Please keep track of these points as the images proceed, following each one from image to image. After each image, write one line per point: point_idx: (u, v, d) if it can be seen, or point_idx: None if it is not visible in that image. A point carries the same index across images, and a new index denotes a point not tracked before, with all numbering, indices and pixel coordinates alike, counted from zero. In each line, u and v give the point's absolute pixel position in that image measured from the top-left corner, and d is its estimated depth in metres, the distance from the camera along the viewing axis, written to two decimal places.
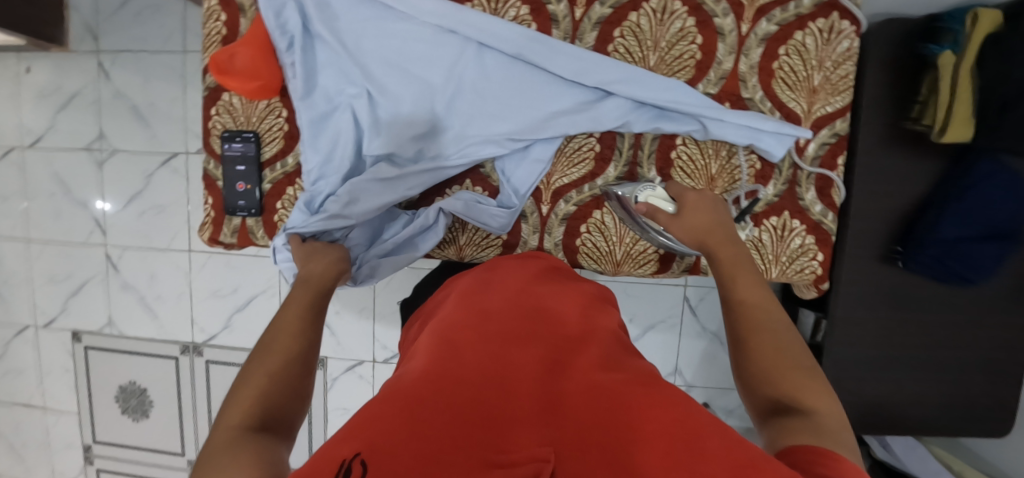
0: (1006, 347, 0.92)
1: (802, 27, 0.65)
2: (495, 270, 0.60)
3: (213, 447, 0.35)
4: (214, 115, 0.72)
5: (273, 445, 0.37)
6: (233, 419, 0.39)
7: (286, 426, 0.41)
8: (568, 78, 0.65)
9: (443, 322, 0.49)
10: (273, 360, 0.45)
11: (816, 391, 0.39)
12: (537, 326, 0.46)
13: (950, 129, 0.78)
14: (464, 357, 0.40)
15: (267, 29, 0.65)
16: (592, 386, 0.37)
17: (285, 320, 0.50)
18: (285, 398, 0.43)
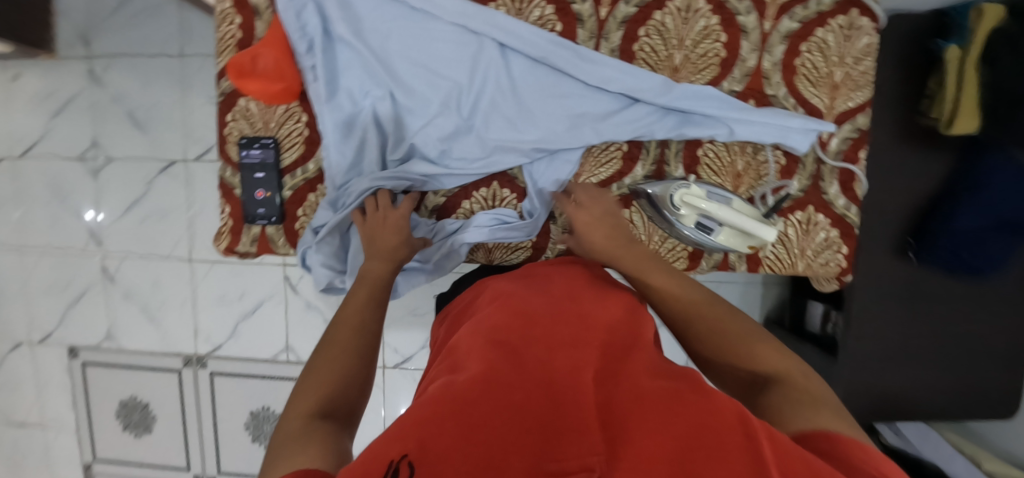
0: (1011, 331, 0.96)
1: (823, 24, 0.66)
2: (529, 270, 0.61)
3: (281, 438, 0.35)
4: (230, 121, 0.70)
5: (337, 433, 0.36)
6: (300, 410, 0.38)
7: (350, 415, 0.40)
8: (594, 84, 0.64)
9: (483, 319, 0.47)
10: (334, 358, 0.45)
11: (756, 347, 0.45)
12: (584, 324, 0.44)
13: (957, 122, 0.82)
14: (508, 352, 0.38)
15: (286, 30, 0.64)
16: (642, 391, 0.35)
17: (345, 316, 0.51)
18: (349, 390, 0.42)
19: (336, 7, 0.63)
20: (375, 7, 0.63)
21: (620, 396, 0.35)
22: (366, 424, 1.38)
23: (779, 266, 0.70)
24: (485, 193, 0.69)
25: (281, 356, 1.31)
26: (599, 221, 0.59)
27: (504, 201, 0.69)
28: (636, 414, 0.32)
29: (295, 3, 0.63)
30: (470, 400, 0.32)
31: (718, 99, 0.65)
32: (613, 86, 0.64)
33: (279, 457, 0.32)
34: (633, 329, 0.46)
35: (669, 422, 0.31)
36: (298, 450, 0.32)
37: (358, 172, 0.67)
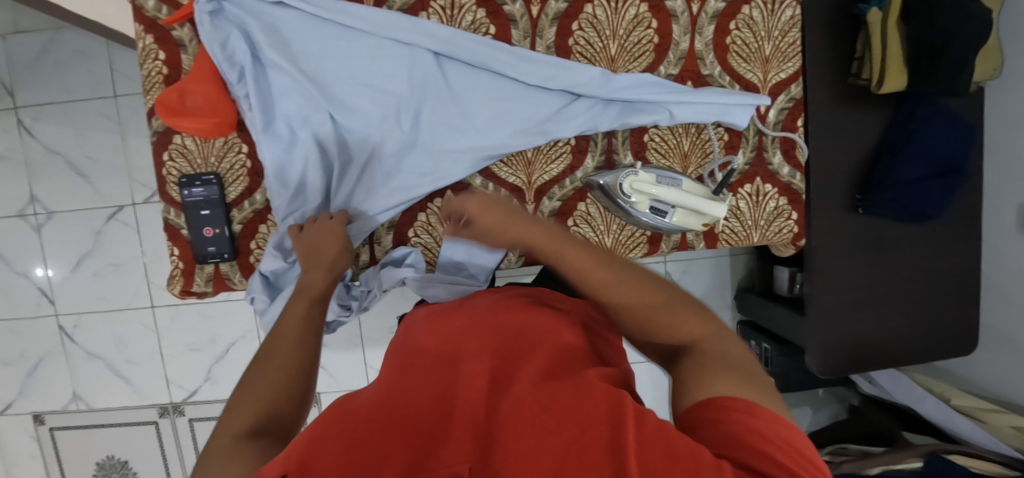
0: (961, 271, 1.01)
1: (747, 1, 0.68)
2: (462, 300, 0.60)
3: (212, 455, 0.34)
4: (167, 161, 0.67)
5: (277, 448, 0.35)
6: (234, 424, 0.37)
7: (289, 432, 0.39)
8: (535, 84, 0.65)
9: (403, 355, 0.48)
10: (272, 374, 0.43)
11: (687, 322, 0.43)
12: (497, 341, 0.45)
13: (886, 79, 0.86)
14: (411, 386, 0.40)
15: (215, 61, 0.62)
16: (529, 394, 0.35)
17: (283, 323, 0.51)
18: (287, 406, 0.41)
19: (264, 30, 0.61)
20: (304, 26, 0.62)
21: (508, 400, 0.35)
22: None
23: (735, 239, 0.71)
24: (441, 203, 0.69)
25: None
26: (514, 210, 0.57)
27: None
28: (517, 419, 0.33)
29: (219, 32, 0.61)
30: (356, 426, 0.33)
31: (657, 85, 0.66)
32: (554, 83, 0.65)
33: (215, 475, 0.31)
34: (547, 333, 0.47)
35: (548, 418, 0.32)
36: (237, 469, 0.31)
37: (306, 198, 0.66)
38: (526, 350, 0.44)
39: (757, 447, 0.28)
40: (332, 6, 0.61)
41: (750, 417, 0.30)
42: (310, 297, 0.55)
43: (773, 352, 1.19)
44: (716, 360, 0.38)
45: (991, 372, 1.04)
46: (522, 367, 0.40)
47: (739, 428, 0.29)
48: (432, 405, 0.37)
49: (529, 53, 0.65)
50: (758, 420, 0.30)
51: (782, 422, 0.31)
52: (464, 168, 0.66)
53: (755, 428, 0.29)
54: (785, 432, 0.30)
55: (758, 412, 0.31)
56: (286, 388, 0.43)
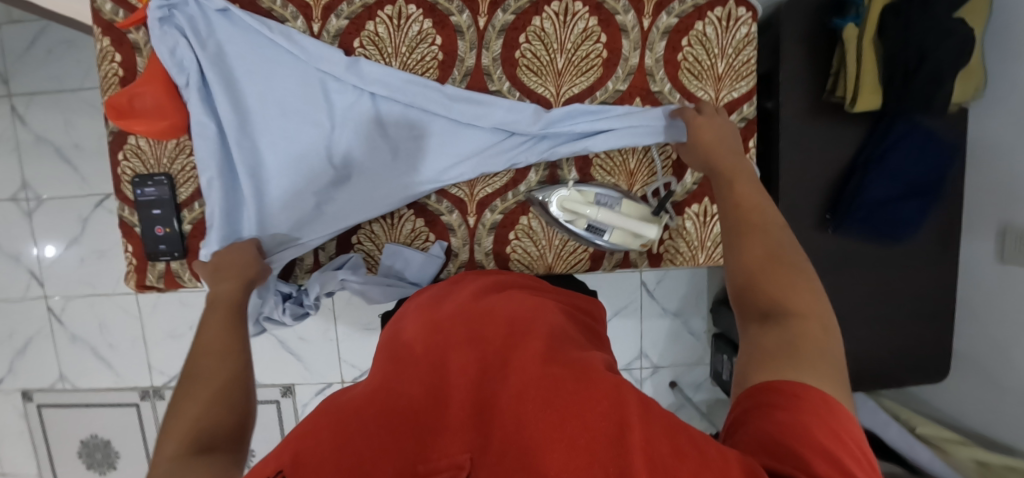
0: (936, 297, 0.98)
1: (701, 17, 0.67)
2: (448, 287, 0.61)
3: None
4: (121, 160, 0.69)
5: (219, 464, 0.35)
6: (169, 449, 0.36)
7: (233, 440, 0.40)
8: (465, 122, 0.67)
9: (396, 349, 0.48)
10: (206, 389, 0.43)
11: (803, 298, 0.42)
12: (490, 329, 0.45)
13: (860, 98, 0.84)
14: (405, 377, 0.40)
15: (165, 68, 0.64)
16: (525, 378, 0.35)
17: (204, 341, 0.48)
18: (226, 417, 0.41)
19: (206, 54, 0.63)
20: (247, 55, 0.65)
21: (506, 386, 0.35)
22: None
23: (681, 259, 0.71)
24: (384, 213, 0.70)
25: None
26: (715, 132, 0.61)
27: (403, 218, 0.70)
28: (515, 405, 0.32)
29: (167, 39, 0.62)
30: (351, 415, 0.33)
31: (588, 113, 0.67)
32: (484, 119, 0.66)
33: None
34: (537, 320, 0.47)
35: (545, 410, 0.31)
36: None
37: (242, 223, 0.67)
38: (519, 337, 0.43)
39: (835, 451, 0.28)
40: (279, 31, 0.64)
41: (825, 413, 0.31)
42: (228, 308, 0.53)
43: None
44: (809, 350, 0.37)
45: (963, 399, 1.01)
46: (515, 352, 0.40)
47: (817, 421, 0.30)
48: (425, 394, 0.37)
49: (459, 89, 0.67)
50: (831, 417, 0.31)
51: (836, 413, 0.32)
52: (395, 190, 0.67)
53: (808, 427, 0.30)
54: (841, 423, 0.31)
55: (806, 396, 0.32)
56: (228, 400, 0.42)
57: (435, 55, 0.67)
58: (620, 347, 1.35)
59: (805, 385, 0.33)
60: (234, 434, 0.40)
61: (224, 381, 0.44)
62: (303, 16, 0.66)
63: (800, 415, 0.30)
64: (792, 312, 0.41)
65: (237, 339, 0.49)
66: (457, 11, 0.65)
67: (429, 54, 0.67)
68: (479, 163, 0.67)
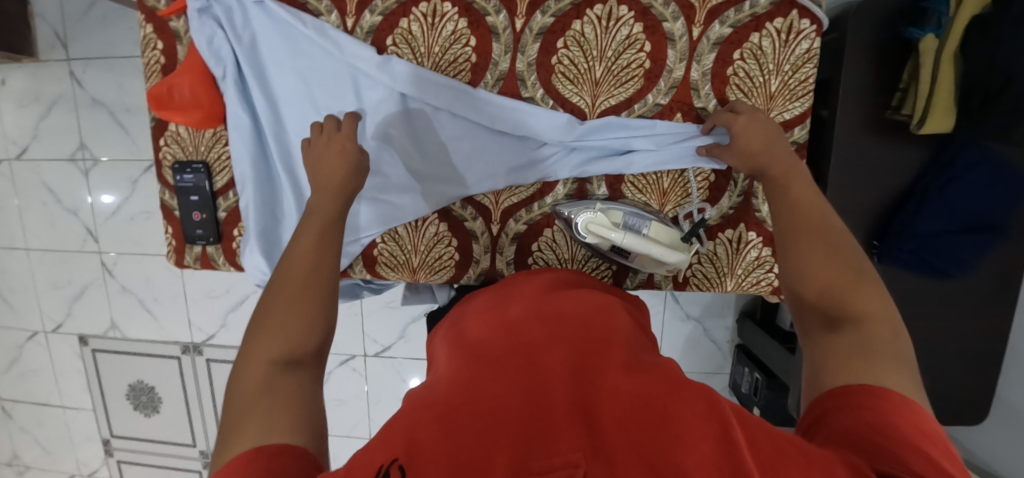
0: (986, 338, 0.91)
1: (758, 28, 0.61)
2: (505, 289, 0.62)
3: (245, 388, 0.39)
4: (163, 146, 0.72)
5: (299, 386, 0.40)
6: (264, 356, 0.41)
7: (317, 356, 0.43)
8: (497, 130, 0.66)
9: (466, 344, 0.50)
10: (298, 303, 0.46)
11: (870, 299, 0.42)
12: (563, 331, 0.46)
13: (929, 120, 0.77)
14: (492, 366, 0.41)
15: (202, 58, 0.65)
16: (622, 385, 0.36)
17: (297, 257, 0.50)
18: (311, 336, 0.44)
19: (243, 48, 0.65)
20: (282, 50, 0.66)
21: (604, 390, 0.36)
22: (352, 408, 1.45)
23: (707, 285, 0.69)
24: None
25: None
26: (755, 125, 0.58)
27: (426, 221, 0.69)
28: (620, 409, 0.34)
29: (204, 30, 0.64)
30: (452, 409, 0.34)
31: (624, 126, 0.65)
32: (515, 128, 0.65)
33: (244, 426, 0.35)
34: (607, 326, 0.49)
35: (650, 414, 0.33)
36: (260, 423, 0.35)
37: (277, 214, 0.70)
38: (596, 343, 0.44)
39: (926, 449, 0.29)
40: (315, 26, 0.64)
41: (910, 412, 0.32)
42: (326, 220, 0.55)
43: (762, 383, 1.14)
44: (881, 351, 0.37)
45: (1002, 444, 0.96)
46: (602, 358, 0.41)
47: (908, 423, 0.31)
48: (518, 384, 0.38)
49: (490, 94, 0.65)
50: (917, 416, 0.32)
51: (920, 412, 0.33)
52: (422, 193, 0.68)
53: (890, 424, 0.31)
54: (923, 421, 0.32)
55: (882, 400, 0.33)
56: (314, 319, 0.45)
57: (468, 57, 0.65)
58: None
59: (886, 389, 0.34)
60: (317, 351, 0.44)
61: (313, 302, 0.46)
62: (337, 10, 0.65)
63: (881, 414, 0.32)
64: (860, 316, 0.41)
65: (329, 257, 0.51)
66: (493, 11, 0.63)
67: (462, 55, 0.65)
68: (509, 172, 0.66)
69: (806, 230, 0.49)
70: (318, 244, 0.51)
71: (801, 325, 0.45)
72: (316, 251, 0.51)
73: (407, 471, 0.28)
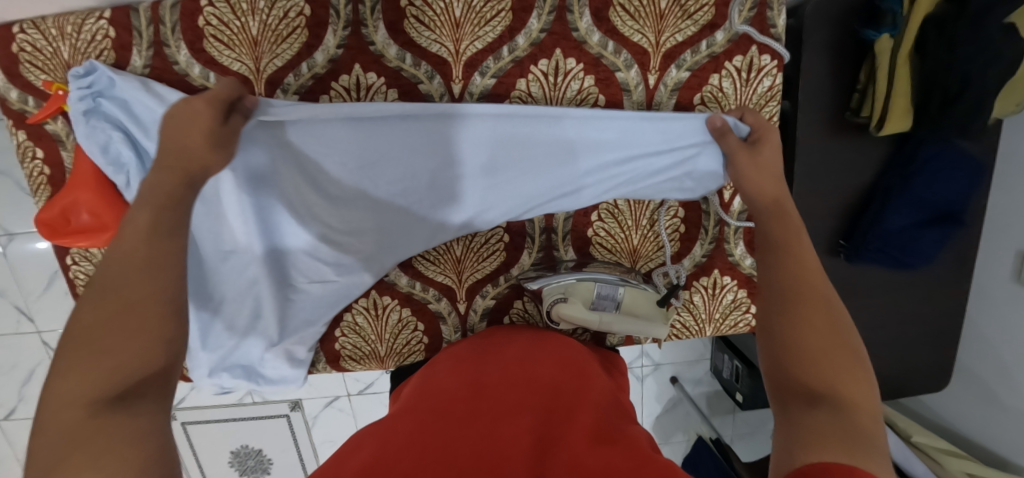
0: (949, 314, 0.95)
1: (718, 69, 0.57)
2: (480, 344, 0.57)
3: (43, 450, 0.25)
4: (71, 264, 0.63)
5: (134, 427, 0.26)
6: (70, 397, 0.27)
7: (164, 382, 0.30)
8: (425, 140, 0.54)
9: (431, 394, 0.46)
10: (139, 308, 0.31)
11: (860, 383, 0.33)
12: (532, 401, 0.43)
13: (889, 122, 0.75)
14: (448, 432, 0.38)
15: (98, 167, 0.57)
16: (582, 462, 0.33)
17: (121, 247, 0.33)
18: (149, 352, 0.30)
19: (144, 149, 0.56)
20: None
21: (561, 464, 0.33)
22: None
23: (687, 333, 0.67)
24: (365, 303, 0.64)
25: (247, 398, 1.31)
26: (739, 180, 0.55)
27: (387, 308, 0.64)
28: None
29: (97, 135, 0.55)
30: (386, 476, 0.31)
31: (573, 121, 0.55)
32: (454, 167, 0.56)
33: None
34: (578, 394, 0.45)
35: None
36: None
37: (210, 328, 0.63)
38: (564, 412, 0.42)
39: None
40: None
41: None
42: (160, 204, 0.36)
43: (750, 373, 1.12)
44: (872, 447, 0.28)
45: (965, 407, 1.02)
46: (568, 429, 0.39)
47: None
48: (471, 454, 0.35)
49: (419, 118, 0.54)
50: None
51: None
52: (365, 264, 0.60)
53: None
54: None
55: None
56: (155, 328, 0.31)
57: None
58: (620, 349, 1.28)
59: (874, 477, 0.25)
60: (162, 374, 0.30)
61: (154, 309, 0.31)
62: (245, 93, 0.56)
63: None
64: (847, 404, 0.32)
65: (178, 242, 0.35)
66: (426, 77, 0.56)
67: None
68: (465, 222, 0.59)
69: (798, 274, 0.41)
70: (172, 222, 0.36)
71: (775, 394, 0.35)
72: (151, 243, 0.34)
73: None
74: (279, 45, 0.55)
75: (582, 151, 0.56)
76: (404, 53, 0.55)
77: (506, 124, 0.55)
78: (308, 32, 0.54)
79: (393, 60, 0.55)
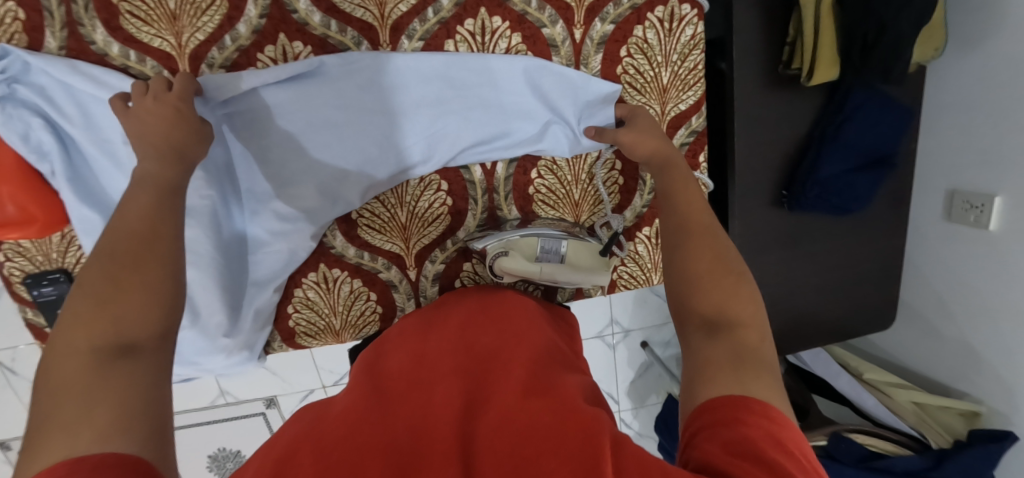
0: (889, 254, 1.01)
1: (640, 21, 0.59)
2: (429, 314, 0.58)
3: (51, 388, 0.28)
4: (5, 261, 0.61)
5: (139, 375, 0.30)
6: (77, 344, 0.30)
7: (161, 341, 0.33)
8: (363, 92, 0.55)
9: (376, 373, 0.46)
10: (135, 276, 0.34)
11: (743, 304, 0.42)
12: (469, 362, 0.44)
13: (817, 71, 0.78)
14: (387, 405, 0.38)
15: (18, 155, 0.55)
16: (510, 413, 0.34)
17: (123, 227, 0.37)
18: (150, 313, 0.33)
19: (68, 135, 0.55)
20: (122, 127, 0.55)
21: (491, 418, 0.34)
22: None
23: (635, 283, 0.70)
24: (315, 277, 0.64)
25: (219, 400, 1.28)
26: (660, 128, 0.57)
27: (337, 281, 0.65)
28: (499, 441, 0.31)
29: (15, 123, 0.53)
30: (326, 443, 0.32)
31: (500, 67, 0.58)
32: (387, 121, 0.57)
33: (45, 437, 0.25)
34: (517, 348, 0.47)
35: (532, 436, 0.31)
36: (71, 434, 0.25)
37: None
38: (501, 366, 0.43)
39: (783, 462, 0.29)
40: None
41: (768, 422, 0.32)
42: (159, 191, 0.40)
43: None
44: (751, 362, 0.38)
45: (910, 342, 1.08)
46: (502, 384, 0.40)
47: (763, 435, 0.30)
48: (409, 421, 0.35)
49: (348, 73, 0.54)
50: (775, 427, 0.32)
51: (782, 425, 0.32)
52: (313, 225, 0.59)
53: (773, 434, 0.31)
54: (785, 439, 0.31)
55: (767, 421, 0.32)
56: (148, 285, 0.34)
57: None
58: (590, 318, 1.30)
59: (749, 398, 0.34)
60: (159, 332, 0.33)
61: (153, 263, 0.35)
62: (168, 70, 0.55)
63: (765, 429, 0.31)
64: (735, 323, 0.41)
65: (170, 221, 0.39)
66: (353, 43, 0.56)
67: None
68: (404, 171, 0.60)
69: (696, 228, 0.49)
70: (154, 207, 0.39)
71: (681, 328, 0.44)
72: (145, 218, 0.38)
73: None
74: (198, 18, 0.54)
75: (507, 100, 0.59)
76: (329, 20, 0.55)
77: (433, 75, 0.57)
78: (226, 3, 0.53)
79: (318, 27, 0.55)
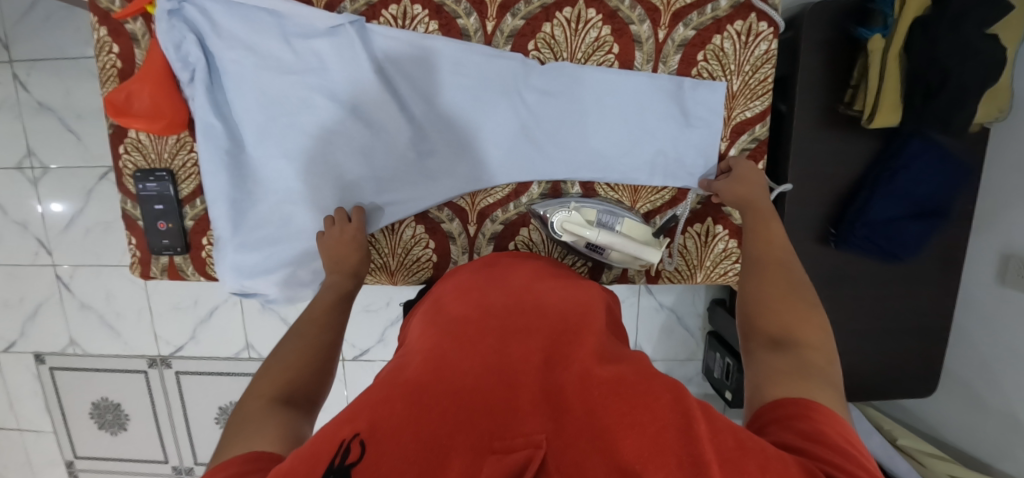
0: (935, 315, 0.99)
1: (719, 31, 0.65)
2: (491, 268, 0.63)
3: (241, 411, 0.42)
4: (123, 154, 0.69)
5: (291, 419, 0.42)
6: (263, 391, 0.45)
7: (310, 405, 0.46)
8: (473, 65, 0.66)
9: (444, 323, 0.50)
10: (302, 348, 0.51)
11: (812, 328, 0.47)
12: (544, 324, 0.47)
13: (878, 115, 0.81)
14: (465, 353, 0.41)
15: (166, 60, 0.63)
16: (586, 371, 0.37)
17: (313, 312, 0.57)
18: (310, 385, 0.48)
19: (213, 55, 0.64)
20: (257, 56, 0.64)
21: (571, 380, 0.37)
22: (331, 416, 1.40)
23: (678, 277, 0.74)
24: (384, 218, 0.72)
25: (243, 353, 1.33)
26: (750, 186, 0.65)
27: (403, 224, 0.73)
28: (580, 403, 0.34)
29: (173, 33, 0.62)
30: (420, 387, 0.35)
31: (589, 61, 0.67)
32: (489, 102, 0.67)
33: (233, 438, 0.38)
34: (588, 318, 0.49)
35: (612, 396, 0.34)
36: (248, 435, 0.37)
37: (245, 219, 0.69)
38: (574, 332, 0.45)
39: (853, 451, 0.32)
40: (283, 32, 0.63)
41: (839, 423, 0.35)
42: (338, 294, 0.61)
43: (734, 367, 1.10)
44: (815, 375, 0.41)
45: (954, 414, 1.04)
46: (575, 348, 0.42)
47: (837, 432, 0.33)
48: (492, 371, 0.38)
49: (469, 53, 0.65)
50: (845, 427, 0.35)
51: (847, 427, 0.35)
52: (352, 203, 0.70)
53: (844, 433, 0.34)
54: (852, 436, 0.34)
55: (838, 423, 0.35)
56: (312, 365, 0.50)
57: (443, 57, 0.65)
58: None
59: (814, 401, 0.37)
60: (310, 401, 0.47)
61: (318, 351, 0.52)
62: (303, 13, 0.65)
63: (835, 425, 0.34)
64: (801, 343, 0.46)
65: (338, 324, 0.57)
66: (464, 13, 0.64)
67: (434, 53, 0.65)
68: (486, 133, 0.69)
69: (770, 262, 0.56)
70: (330, 306, 0.58)
71: (748, 345, 0.49)
72: (330, 312, 0.58)
73: (368, 446, 0.29)
74: None
75: (588, 98, 0.67)
76: None
77: (532, 70, 0.66)
78: None
79: None
